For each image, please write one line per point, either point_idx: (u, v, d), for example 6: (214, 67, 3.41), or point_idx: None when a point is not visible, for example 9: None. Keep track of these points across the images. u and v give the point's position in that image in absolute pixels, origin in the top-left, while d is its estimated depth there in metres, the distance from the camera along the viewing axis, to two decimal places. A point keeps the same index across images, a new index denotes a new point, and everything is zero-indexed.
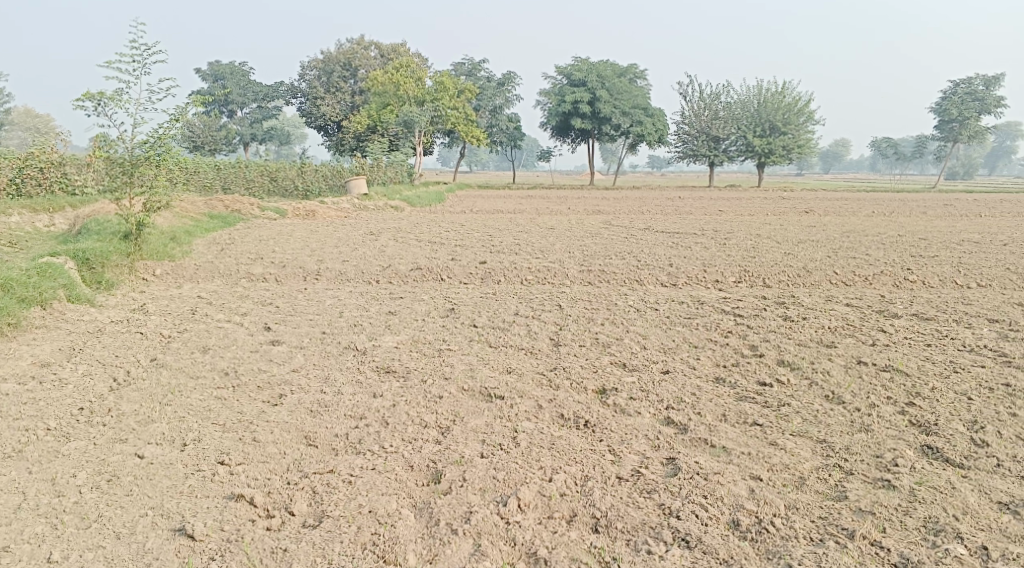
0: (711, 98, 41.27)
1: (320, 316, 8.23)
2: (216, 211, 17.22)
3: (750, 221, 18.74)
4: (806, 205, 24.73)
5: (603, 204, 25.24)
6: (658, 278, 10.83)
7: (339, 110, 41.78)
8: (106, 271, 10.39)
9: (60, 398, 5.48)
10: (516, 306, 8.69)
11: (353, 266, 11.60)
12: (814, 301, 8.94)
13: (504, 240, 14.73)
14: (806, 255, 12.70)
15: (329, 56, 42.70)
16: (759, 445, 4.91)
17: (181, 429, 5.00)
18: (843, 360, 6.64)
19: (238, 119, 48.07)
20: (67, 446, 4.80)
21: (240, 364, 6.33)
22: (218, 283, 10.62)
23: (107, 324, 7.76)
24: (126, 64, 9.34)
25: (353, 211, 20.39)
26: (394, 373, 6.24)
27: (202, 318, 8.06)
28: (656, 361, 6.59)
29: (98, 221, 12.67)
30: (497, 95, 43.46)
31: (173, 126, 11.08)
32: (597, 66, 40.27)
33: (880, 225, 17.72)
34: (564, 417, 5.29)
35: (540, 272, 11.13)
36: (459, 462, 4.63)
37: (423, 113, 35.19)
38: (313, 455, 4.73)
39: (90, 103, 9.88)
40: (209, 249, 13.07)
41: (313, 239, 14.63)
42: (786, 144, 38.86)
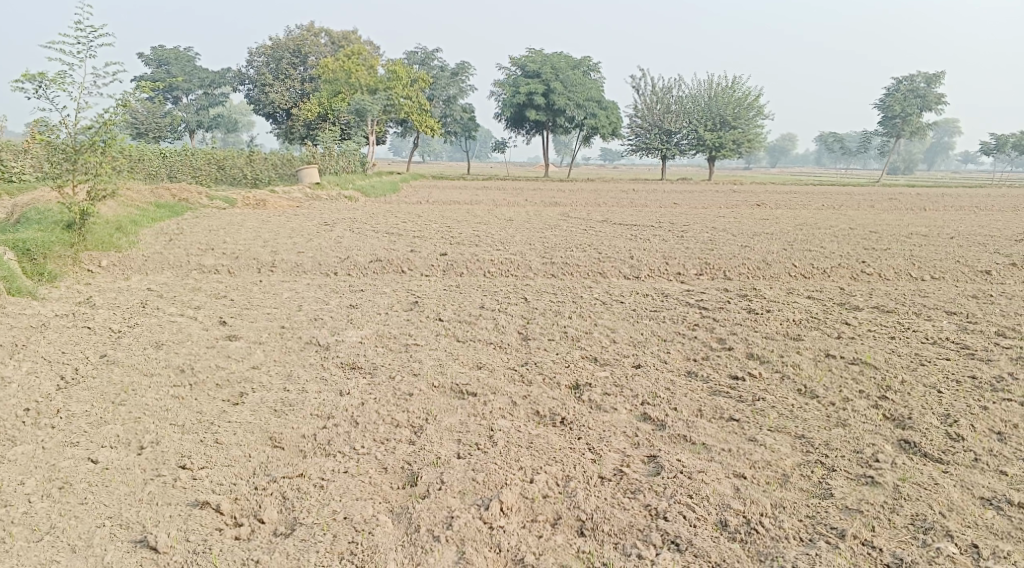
0: (663, 91, 41.56)
1: (279, 310, 7.93)
2: (163, 200, 16.62)
3: (705, 214, 18.85)
4: (757, 197, 25.11)
5: (558, 196, 25.20)
6: (621, 270, 10.78)
7: (289, 97, 40.87)
8: (48, 262, 9.90)
9: (3, 399, 5.12)
10: (481, 299, 8.52)
11: (309, 257, 11.28)
12: (776, 294, 8.96)
13: (462, 232, 14.53)
14: (763, 248, 12.80)
15: (278, 42, 41.72)
16: (738, 442, 4.87)
17: (137, 431, 4.71)
18: (812, 353, 6.64)
19: (183, 106, 46.66)
20: (12, 451, 4.47)
21: (197, 361, 6.03)
22: (169, 275, 10.21)
23: (51, 318, 7.35)
24: (69, 46, 9.23)
25: (305, 201, 19.91)
26: (359, 369, 6.02)
27: (153, 312, 7.70)
28: (628, 355, 6.49)
29: (37, 210, 12.08)
30: (451, 85, 43.07)
31: (118, 111, 10.62)
32: (552, 59, 40.30)
33: (831, 218, 17.98)
34: (540, 414, 5.16)
35: (502, 263, 10.98)
36: (436, 464, 4.46)
37: (376, 102, 34.73)
38: (281, 458, 4.51)
39: (30, 85, 9.39)
40: (157, 239, 12.57)
41: (266, 230, 14.21)
42: (737, 138, 39.35)
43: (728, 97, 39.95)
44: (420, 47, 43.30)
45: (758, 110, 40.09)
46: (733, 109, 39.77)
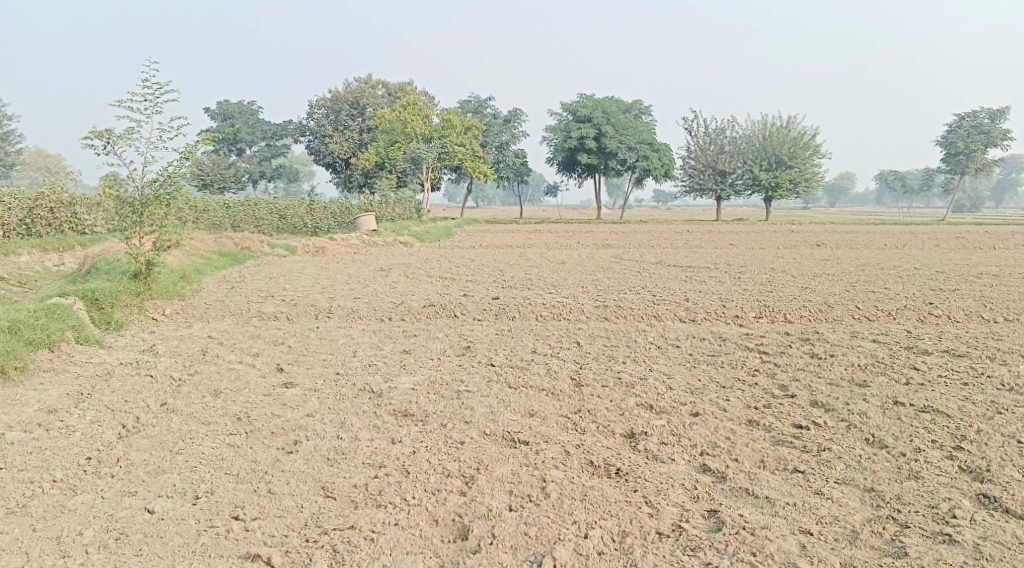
0: (717, 132, 41.40)
1: (334, 356, 8.00)
2: (226, 249, 17.14)
3: (762, 255, 18.52)
4: (816, 237, 24.57)
5: (611, 238, 25.12)
6: (676, 313, 10.60)
7: (347, 147, 42.04)
8: (116, 311, 10.22)
9: (67, 447, 5.24)
10: (534, 343, 8.45)
11: (364, 303, 11.42)
12: (839, 337, 8.67)
13: (516, 276, 14.55)
14: (824, 289, 12.46)
15: (338, 94, 43.10)
16: (803, 495, 4.65)
17: (193, 480, 4.75)
18: (879, 400, 6.36)
19: (246, 157, 48.37)
20: (72, 500, 4.55)
21: (253, 409, 6.09)
22: (229, 322, 10.44)
23: (116, 366, 7.55)
24: (137, 104, 9.48)
25: (362, 247, 20.27)
26: (411, 417, 5.99)
27: (213, 359, 7.85)
28: (685, 402, 6.32)
29: (107, 260, 12.55)
30: (505, 131, 43.93)
31: (183, 165, 11.00)
32: (603, 103, 40.60)
33: (894, 258, 17.47)
34: (594, 465, 5.03)
35: (555, 307, 10.92)
36: (487, 517, 4.37)
37: (431, 150, 35.42)
38: (332, 508, 4.48)
39: (99, 142, 9.83)
40: (220, 287, 12.91)
41: (324, 276, 14.47)
42: (793, 177, 38.78)
43: (783, 136, 39.51)
44: (473, 96, 44.20)
45: (814, 149, 39.50)
46: (789, 148, 39.29)
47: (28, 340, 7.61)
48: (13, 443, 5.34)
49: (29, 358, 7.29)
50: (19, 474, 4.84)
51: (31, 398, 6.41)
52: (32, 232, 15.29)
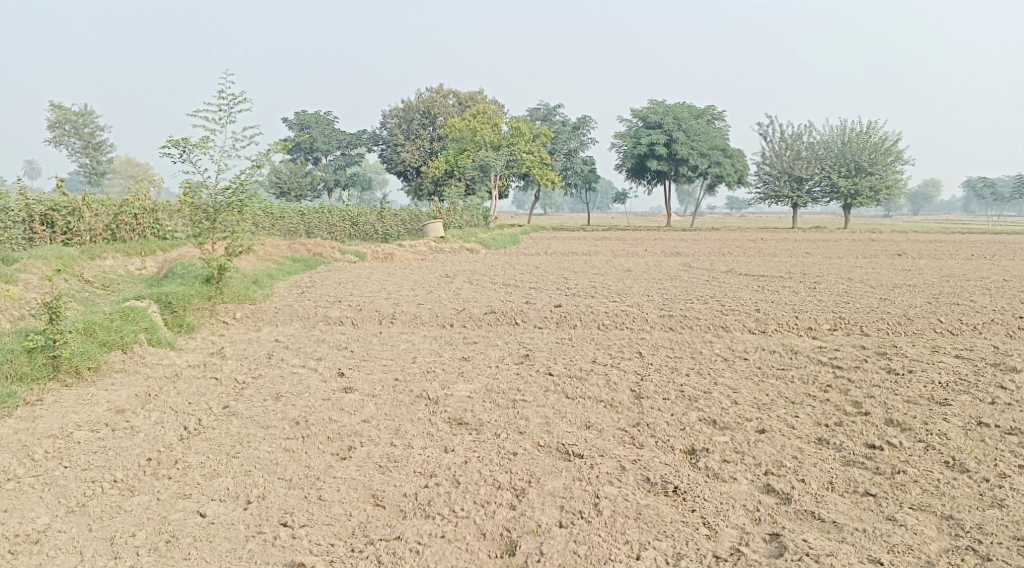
0: (793, 138, 40.19)
1: (394, 362, 8.03)
2: (299, 255, 17.54)
3: (839, 264, 17.83)
4: (897, 246, 23.60)
5: (680, 246, 24.64)
6: (746, 324, 10.26)
7: (418, 156, 42.66)
8: (188, 314, 10.53)
9: (129, 448, 5.36)
10: (594, 353, 8.29)
11: (428, 309, 11.46)
12: (919, 352, 8.21)
13: (580, 283, 14.39)
14: (904, 301, 11.89)
15: (410, 104, 43.84)
16: (874, 521, 4.37)
17: (246, 485, 4.79)
18: (961, 421, 5.97)
19: (322, 165, 49.64)
20: (129, 501, 4.64)
21: (311, 413, 6.13)
22: (296, 326, 10.62)
23: (184, 368, 7.74)
24: (212, 114, 10.08)
25: (429, 254, 20.45)
26: (466, 426, 5.92)
27: (277, 363, 7.97)
28: (750, 418, 6.05)
29: (183, 265, 12.97)
30: (574, 138, 43.87)
31: (256, 172, 11.28)
32: (674, 109, 40.04)
33: (982, 269, 16.54)
34: (650, 481, 4.85)
35: (619, 316, 10.73)
36: (536, 533, 4.26)
37: (500, 158, 35.62)
38: (380, 518, 4.44)
39: (177, 150, 10.16)
40: (290, 292, 13.19)
41: (390, 282, 14.63)
42: (874, 184, 37.33)
43: (864, 142, 38.03)
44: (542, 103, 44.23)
45: (897, 154, 37.93)
46: (870, 154, 37.80)
47: (102, 342, 7.89)
48: (79, 442, 5.51)
49: (102, 359, 7.55)
50: (82, 473, 4.98)
51: (102, 397, 6.62)
52: (118, 236, 15.92)
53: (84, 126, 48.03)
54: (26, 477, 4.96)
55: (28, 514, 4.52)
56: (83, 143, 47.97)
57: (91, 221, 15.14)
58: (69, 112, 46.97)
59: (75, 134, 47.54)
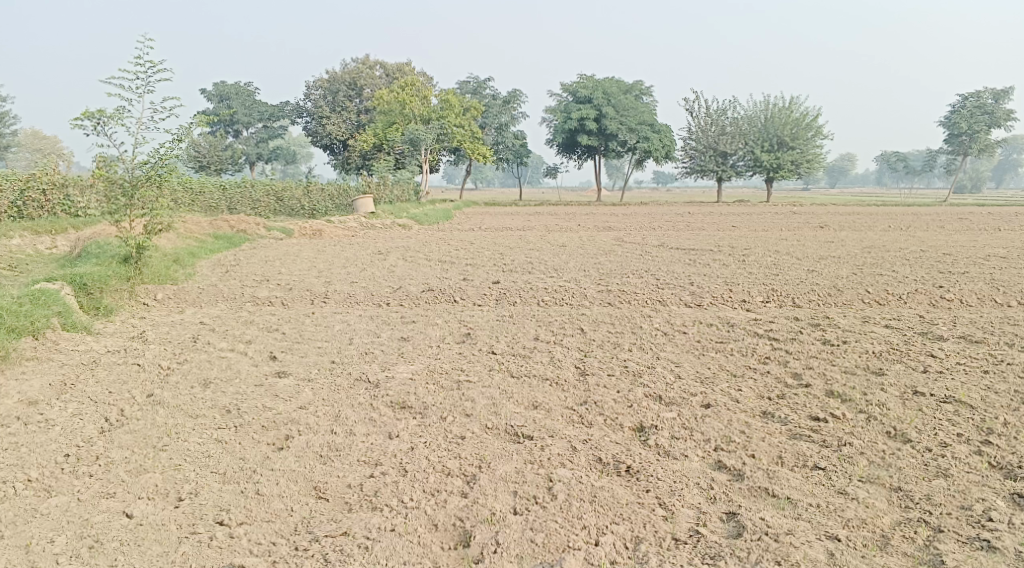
0: (718, 113, 40.86)
1: (330, 343, 7.71)
2: (222, 232, 16.80)
3: (766, 237, 18.17)
4: (818, 219, 24.28)
5: (611, 220, 24.68)
6: (682, 298, 10.28)
7: (345, 129, 41.59)
8: (105, 296, 9.89)
9: (44, 443, 4.94)
10: (535, 330, 8.15)
11: (362, 287, 11.11)
12: (851, 323, 8.36)
13: (515, 259, 14.24)
14: (831, 272, 12.18)
15: (336, 75, 42.59)
16: (827, 496, 4.43)
17: (177, 480, 4.48)
18: (897, 390, 6.08)
19: (244, 138, 47.92)
20: (45, 503, 4.26)
21: (243, 401, 5.79)
22: (222, 308, 10.12)
23: (103, 355, 7.24)
24: (129, 83, 9.12)
25: (360, 230, 19.96)
26: (409, 409, 5.69)
27: (204, 347, 7.54)
28: (695, 393, 6.02)
29: (98, 244, 12.23)
30: (504, 112, 43.45)
31: (176, 145, 10.64)
32: (603, 83, 40.14)
33: (900, 240, 17.14)
34: (602, 462, 4.74)
35: (557, 292, 10.63)
36: (490, 521, 4.12)
37: (429, 131, 34.95)
38: (324, 512, 4.21)
39: (90, 122, 9.49)
40: (214, 271, 12.58)
41: (320, 260, 14.14)
42: (795, 159, 38.33)
43: (786, 117, 38.95)
44: (472, 76, 43.67)
45: (817, 129, 38.95)
46: (791, 130, 38.78)
47: (10, 328, 7.31)
48: None
49: (10, 346, 6.99)
50: None
51: (12, 389, 6.11)
52: (24, 214, 14.91)
53: None
54: None
55: None
56: None
57: None
58: None
59: None
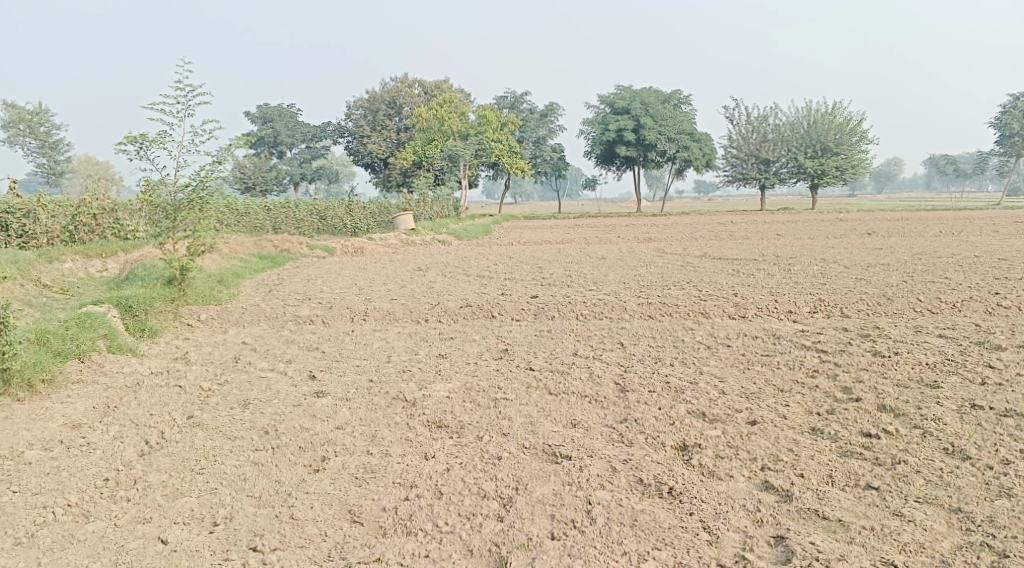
0: (759, 120, 40.25)
1: (368, 361, 7.69)
2: (266, 251, 17.04)
3: (811, 245, 17.76)
4: (866, 225, 23.70)
5: (652, 231, 24.41)
6: (725, 309, 10.05)
7: (385, 147, 42.02)
8: (150, 318, 10.06)
9: (84, 468, 4.98)
10: (574, 345, 8.02)
11: (401, 304, 11.12)
12: (902, 333, 8.06)
13: (555, 272, 14.14)
14: (880, 280, 11.81)
15: (375, 94, 43.15)
16: (881, 518, 4.22)
17: (212, 504, 4.47)
18: (954, 403, 5.81)
19: (288, 159, 48.78)
20: (83, 529, 4.29)
21: (281, 421, 5.78)
22: (264, 327, 10.22)
23: (147, 376, 7.32)
24: (171, 106, 9.24)
25: (400, 246, 20.08)
26: (446, 428, 5.61)
27: (245, 367, 7.58)
28: (740, 409, 5.83)
29: (144, 266, 12.46)
30: (542, 126, 43.47)
31: (217, 168, 10.80)
32: (641, 94, 39.90)
33: (952, 246, 16.60)
34: (643, 483, 4.60)
35: (597, 305, 10.49)
36: (526, 547, 4.02)
37: (468, 147, 35.10)
38: (358, 537, 4.15)
39: (133, 146, 9.70)
40: (257, 290, 12.73)
41: (361, 277, 14.23)
42: (840, 164, 37.53)
43: (829, 123, 38.20)
44: (510, 91, 43.83)
45: (862, 134, 38.11)
46: (835, 135, 38.02)
47: (57, 351, 7.45)
48: (30, 463, 5.11)
49: (57, 370, 7.11)
50: (32, 499, 4.59)
51: (56, 412, 6.20)
52: (76, 238, 15.30)
53: (40, 125, 46.65)
54: None
55: None
56: (38, 142, 46.60)
57: (48, 222, 14.50)
58: (22, 111, 45.47)
59: (29, 133, 46.10)
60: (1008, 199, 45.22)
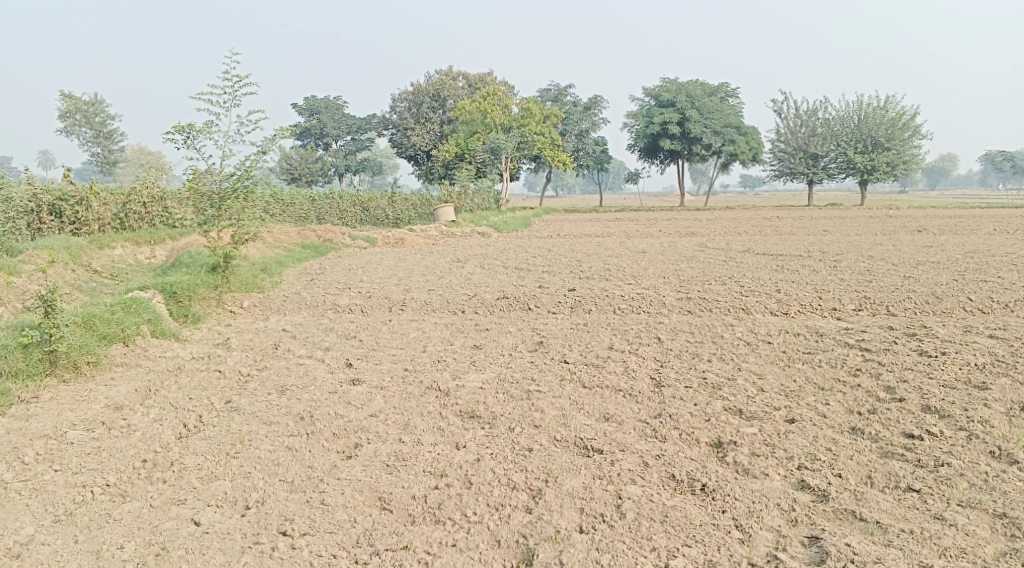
0: (808, 114, 39.38)
1: (404, 351, 7.73)
2: (309, 241, 17.25)
3: (859, 242, 17.34)
4: (917, 222, 23.03)
5: (694, 226, 24.09)
6: (767, 306, 9.87)
7: (428, 139, 42.24)
8: (193, 304, 10.25)
9: (124, 449, 5.10)
10: (610, 339, 7.95)
11: (439, 295, 11.15)
12: (951, 333, 7.81)
13: (594, 266, 14.04)
14: (929, 279, 11.47)
15: (419, 87, 43.37)
16: (922, 521, 4.09)
17: (245, 488, 4.53)
18: (1003, 406, 5.61)
19: (332, 151, 49.34)
20: (120, 509, 4.39)
21: (316, 408, 5.83)
22: (304, 315, 10.34)
23: (188, 361, 7.47)
24: (217, 97, 9.78)
25: (441, 238, 20.15)
26: (478, 419, 5.61)
27: (283, 355, 7.68)
28: (779, 407, 5.71)
29: (190, 254, 12.71)
30: (585, 119, 43.20)
31: (261, 158, 10.98)
32: (687, 87, 39.36)
33: (1006, 244, 16.05)
34: (676, 479, 4.53)
35: (636, 299, 10.39)
36: (554, 540, 3.99)
37: (510, 139, 35.05)
38: (386, 524, 4.17)
39: (180, 136, 9.90)
40: (298, 279, 12.89)
41: (400, 268, 14.31)
42: (890, 160, 36.53)
43: (881, 117, 37.20)
44: (553, 83, 43.65)
45: (914, 129, 37.04)
46: (886, 129, 37.02)
47: (102, 335, 7.63)
48: (73, 443, 5.25)
49: (102, 353, 7.29)
50: (72, 478, 4.72)
51: (100, 394, 6.36)
52: (126, 226, 15.67)
53: (95, 115, 47.93)
54: (15, 482, 4.71)
55: (12, 524, 4.27)
56: (94, 132, 47.87)
57: (100, 210, 14.89)
58: (79, 102, 46.77)
59: (85, 124, 47.41)
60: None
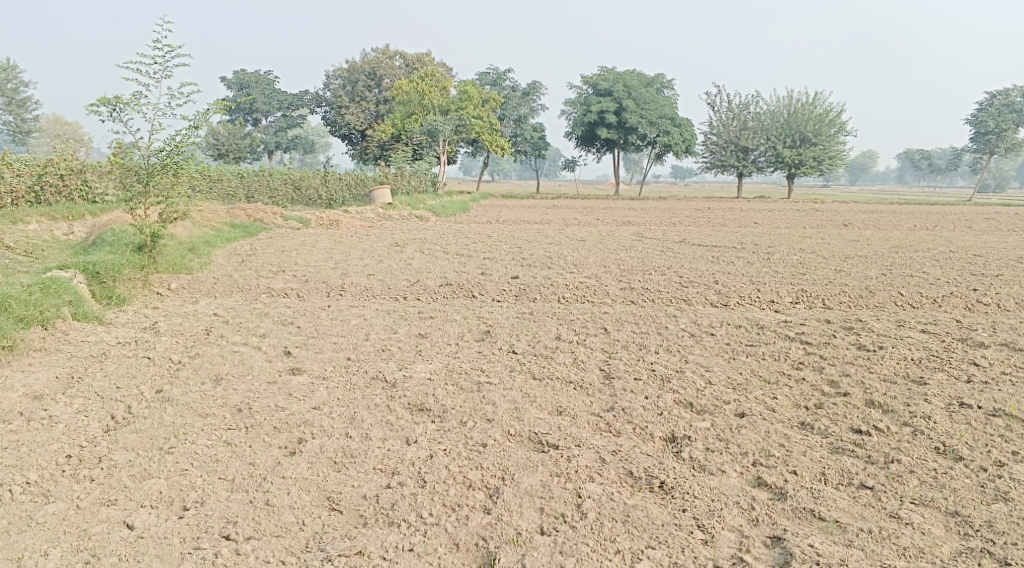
0: (740, 107, 40.23)
1: (345, 339, 7.44)
2: (238, 220, 16.59)
3: (789, 235, 17.75)
4: (842, 216, 23.77)
5: (630, 215, 24.23)
6: (707, 297, 9.94)
7: (363, 118, 41.34)
8: (118, 285, 9.68)
9: (45, 443, 4.72)
10: (557, 328, 7.84)
11: (378, 280, 10.84)
12: (885, 327, 7.98)
13: (535, 253, 13.94)
14: (859, 273, 11.77)
15: (355, 65, 42.40)
16: (878, 520, 4.14)
17: (182, 487, 4.25)
18: (942, 401, 5.73)
19: (263, 127, 47.87)
20: (42, 511, 4.05)
21: (255, 400, 5.53)
22: (237, 299, 9.90)
23: (113, 346, 7.01)
24: (146, 67, 8.88)
25: (377, 221, 19.71)
26: (427, 413, 5.41)
27: (217, 341, 7.29)
28: (728, 401, 5.69)
29: (113, 231, 12.02)
30: (524, 104, 42.98)
31: (193, 133, 10.40)
32: (624, 76, 39.58)
33: (927, 240, 16.71)
34: (634, 476, 4.45)
35: (579, 288, 10.31)
36: (516, 543, 3.88)
37: (447, 122, 34.53)
38: (337, 527, 3.97)
39: (105, 108, 9.28)
40: (229, 261, 12.35)
41: (337, 251, 13.91)
42: (817, 155, 37.70)
43: (809, 113, 38.30)
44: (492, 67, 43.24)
45: (840, 126, 38.24)
46: (814, 125, 38.14)
47: (19, 317, 7.10)
48: None
49: (18, 337, 6.78)
50: None
51: (16, 382, 5.89)
52: (41, 199, 14.73)
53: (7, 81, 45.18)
54: None
55: None
56: (5, 99, 45.18)
57: (12, 182, 13.95)
58: None
59: None
60: (976, 194, 45.41)
